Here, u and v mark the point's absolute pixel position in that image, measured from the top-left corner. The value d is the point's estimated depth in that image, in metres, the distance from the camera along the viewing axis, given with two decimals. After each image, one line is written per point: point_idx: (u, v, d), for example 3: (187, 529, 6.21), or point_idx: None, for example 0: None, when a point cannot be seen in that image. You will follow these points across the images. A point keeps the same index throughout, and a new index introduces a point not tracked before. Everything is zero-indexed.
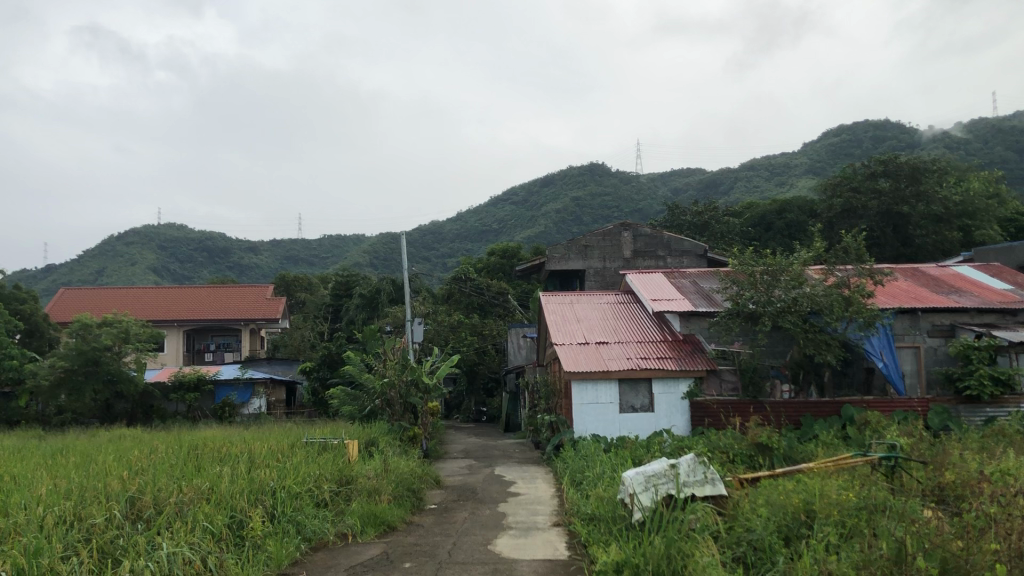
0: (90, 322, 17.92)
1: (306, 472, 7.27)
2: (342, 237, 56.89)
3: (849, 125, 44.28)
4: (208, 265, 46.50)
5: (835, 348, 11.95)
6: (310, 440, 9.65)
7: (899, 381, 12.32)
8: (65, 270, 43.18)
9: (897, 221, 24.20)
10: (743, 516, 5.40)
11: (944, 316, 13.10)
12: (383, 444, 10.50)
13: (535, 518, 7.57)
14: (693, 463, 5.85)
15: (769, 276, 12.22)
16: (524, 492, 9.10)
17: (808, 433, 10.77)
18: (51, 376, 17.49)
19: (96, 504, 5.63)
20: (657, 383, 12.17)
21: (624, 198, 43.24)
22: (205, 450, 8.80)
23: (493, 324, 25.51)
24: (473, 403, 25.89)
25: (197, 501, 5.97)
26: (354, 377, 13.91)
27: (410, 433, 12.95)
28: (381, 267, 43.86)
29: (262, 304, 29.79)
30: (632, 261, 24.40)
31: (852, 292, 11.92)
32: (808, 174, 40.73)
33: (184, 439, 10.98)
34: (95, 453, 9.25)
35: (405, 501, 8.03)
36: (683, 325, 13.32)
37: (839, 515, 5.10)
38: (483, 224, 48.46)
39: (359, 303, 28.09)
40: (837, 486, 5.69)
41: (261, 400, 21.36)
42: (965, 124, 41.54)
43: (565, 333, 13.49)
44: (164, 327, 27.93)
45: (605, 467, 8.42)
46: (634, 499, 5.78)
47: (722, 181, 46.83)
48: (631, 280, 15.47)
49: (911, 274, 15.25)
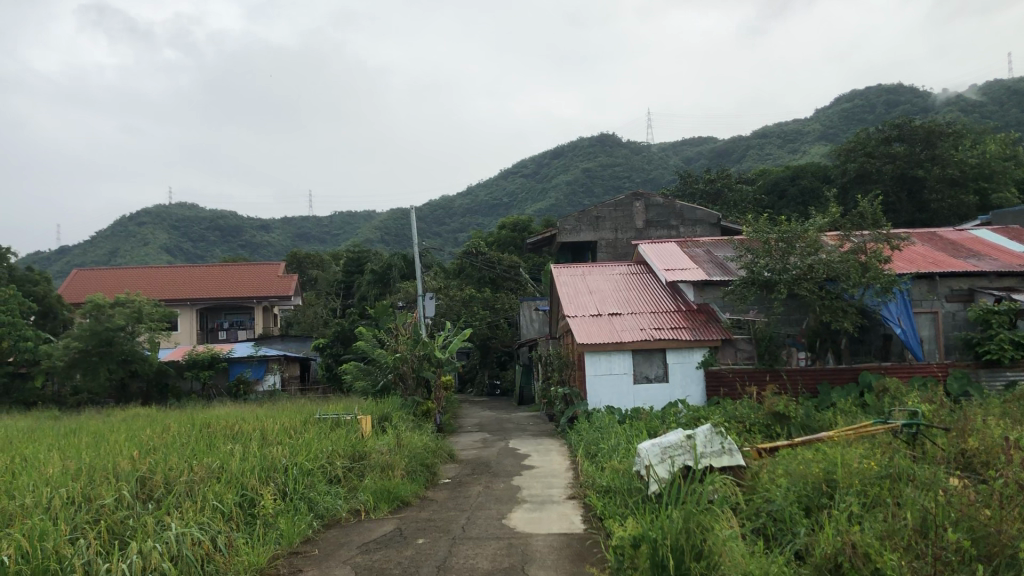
0: (103, 303, 17.90)
1: (318, 449, 7.19)
2: (353, 214, 56.77)
3: (861, 90, 43.71)
4: (221, 244, 46.51)
5: (852, 315, 11.78)
6: (323, 416, 9.59)
7: (917, 346, 12.15)
8: (78, 252, 43.29)
9: (912, 186, 23.88)
10: (762, 486, 5.29)
11: (963, 280, 12.89)
12: (396, 419, 10.41)
13: (550, 491, 7.49)
14: (710, 434, 5.70)
15: (784, 243, 12.03)
16: (539, 465, 9.01)
17: (825, 401, 10.63)
18: (66, 356, 17.51)
19: (105, 483, 5.57)
20: (672, 354, 12.05)
21: (635, 169, 42.91)
22: (217, 428, 8.73)
23: (505, 297, 25.36)
24: (487, 376, 25.95)
25: (207, 480, 5.89)
26: (367, 352, 13.84)
27: (423, 407, 12.90)
28: (393, 243, 43.78)
29: (275, 282, 29.75)
30: (644, 231, 24.20)
31: (869, 258, 11.72)
32: (820, 141, 40.27)
33: (197, 418, 10.91)
34: (108, 433, 9.23)
35: (418, 476, 7.96)
36: (697, 294, 13.16)
37: (861, 484, 4.97)
38: (494, 197, 48.21)
39: (371, 279, 28.01)
40: (858, 454, 5.57)
41: (275, 377, 21.22)
42: (980, 86, 40.92)
43: (578, 305, 13.37)
44: (177, 306, 27.96)
45: (620, 439, 8.30)
46: (650, 471, 5.67)
47: (733, 150, 46.39)
48: (644, 250, 15.31)
49: (928, 239, 15.01)
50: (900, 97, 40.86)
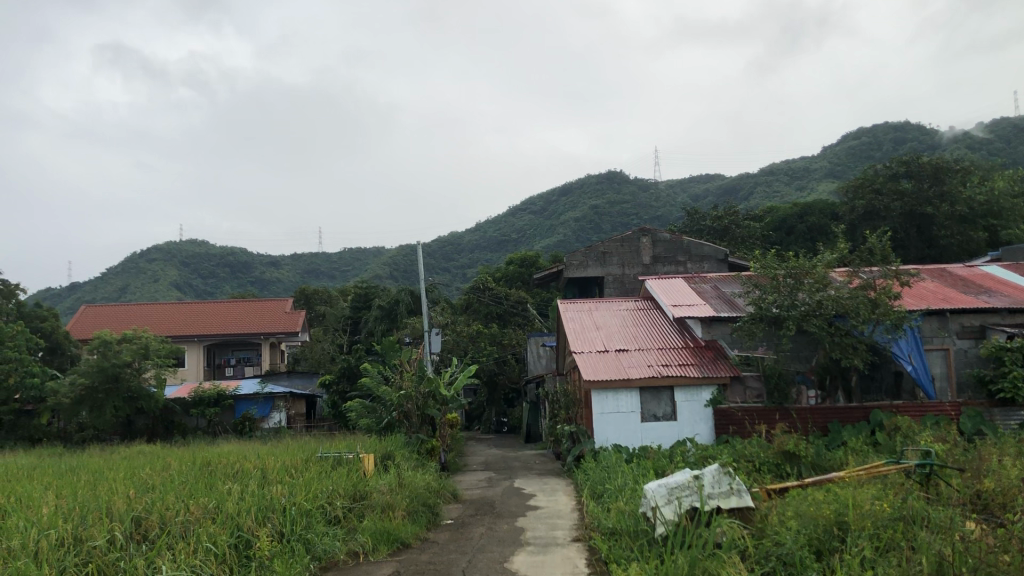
0: (110, 339, 17.83)
1: (318, 488, 7.07)
2: (362, 251, 56.87)
3: (869, 128, 43.77)
4: (230, 280, 46.63)
5: (862, 352, 11.62)
6: (325, 454, 9.45)
7: (929, 384, 11.95)
8: (88, 288, 43.38)
9: (921, 222, 23.78)
10: (771, 529, 5.14)
11: (975, 316, 12.73)
12: (399, 457, 10.27)
13: (555, 532, 7.33)
14: (717, 474, 5.57)
15: (793, 278, 11.93)
16: (544, 505, 8.85)
17: (836, 440, 10.42)
18: (71, 393, 17.41)
19: (98, 523, 5.47)
20: (679, 391, 11.90)
21: (643, 205, 42.96)
22: (219, 467, 8.60)
23: (512, 333, 25.23)
24: (494, 413, 25.67)
25: (202, 521, 5.77)
26: (372, 389, 13.71)
27: (428, 445, 12.73)
28: (401, 279, 43.77)
29: (282, 318, 29.71)
30: (651, 267, 24.11)
31: (879, 293, 11.60)
32: (828, 178, 40.27)
33: (200, 455, 10.79)
34: (108, 471, 9.10)
35: (420, 516, 7.80)
36: (705, 330, 13.03)
37: (873, 527, 4.82)
38: (502, 234, 48.27)
39: (378, 315, 27.92)
40: (870, 495, 5.42)
41: (281, 414, 21.04)
42: (986, 124, 40.96)
43: (585, 341, 13.25)
44: (185, 342, 27.91)
45: (626, 478, 8.14)
46: (656, 513, 5.56)
47: (741, 187, 46.41)
48: (651, 286, 15.20)
49: (938, 275, 14.87)
50: (907, 134, 40.88)
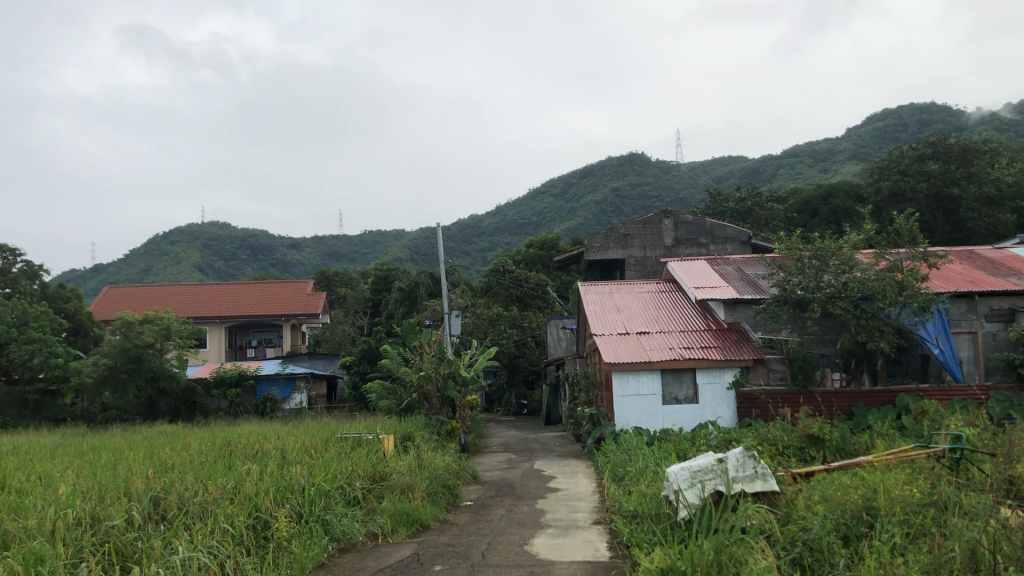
0: (132, 320, 17.89)
1: (337, 469, 7.02)
2: (383, 234, 56.89)
3: (893, 109, 43.14)
4: (252, 263, 46.79)
5: (888, 335, 11.42)
6: (344, 435, 9.40)
7: (956, 367, 11.73)
8: (111, 270, 43.68)
9: (947, 204, 23.41)
10: (797, 514, 5.03)
11: (1004, 299, 12.49)
12: (419, 439, 10.21)
13: (575, 515, 7.24)
14: (742, 457, 5.45)
15: (818, 260, 11.78)
16: (564, 488, 8.77)
17: (861, 424, 10.26)
18: (95, 373, 17.51)
19: (116, 503, 5.45)
20: (702, 373, 11.76)
21: (664, 188, 42.63)
22: (239, 447, 8.58)
23: (532, 316, 25.14)
24: (514, 395, 25.61)
25: (220, 502, 5.74)
26: (391, 370, 13.67)
27: (448, 426, 12.67)
28: (421, 261, 43.75)
29: (302, 300, 29.75)
30: (673, 249, 23.92)
31: (906, 276, 11.40)
32: (852, 160, 39.74)
33: (220, 436, 10.79)
34: (128, 451, 9.11)
35: (439, 498, 7.74)
36: (727, 312, 12.87)
37: (904, 513, 4.69)
38: (522, 217, 48.08)
39: (399, 297, 27.91)
40: (899, 480, 5.30)
41: (302, 395, 21.06)
42: (1014, 105, 40.27)
43: (606, 323, 13.14)
44: (206, 323, 28.03)
45: (647, 461, 8.04)
46: (679, 496, 5.44)
47: (764, 169, 45.95)
48: (673, 268, 15.05)
49: (966, 257, 14.61)
50: (933, 115, 40.24)
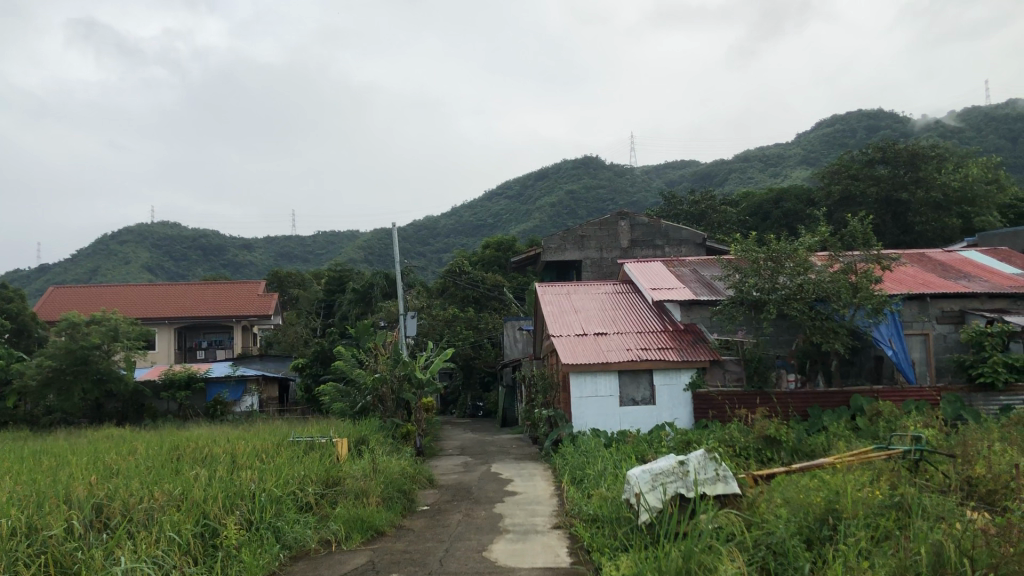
0: (78, 320, 17.39)
1: (290, 474, 6.82)
2: (337, 234, 56.35)
3: (842, 115, 43.84)
4: (203, 264, 45.97)
5: (843, 336, 11.49)
6: (297, 439, 9.17)
7: (909, 368, 11.85)
8: (58, 270, 42.62)
9: (896, 208, 23.75)
10: (761, 516, 4.97)
11: (955, 301, 12.67)
12: (374, 442, 10.02)
13: (534, 520, 7.12)
14: (703, 459, 5.38)
15: (773, 262, 11.77)
16: (522, 491, 8.64)
17: (817, 425, 10.31)
18: (38, 375, 16.98)
19: (55, 511, 5.21)
20: (659, 375, 11.74)
21: (619, 191, 42.81)
22: (187, 452, 8.32)
23: (488, 318, 25.01)
24: (469, 397, 25.41)
25: (166, 510, 5.51)
26: (346, 372, 13.44)
27: (403, 429, 12.48)
28: (376, 263, 43.37)
29: (254, 301, 29.27)
30: (629, 251, 23.96)
31: (860, 278, 11.49)
32: (802, 165, 40.27)
33: (168, 439, 10.47)
34: (72, 456, 8.78)
35: (395, 503, 7.57)
36: (684, 314, 12.86)
37: (866, 516, 4.67)
38: (478, 218, 47.92)
39: (353, 298, 27.60)
40: (860, 482, 5.28)
41: (253, 398, 20.65)
42: (958, 112, 41.19)
43: (563, 324, 13.06)
44: (155, 324, 27.44)
45: (606, 463, 7.95)
46: (640, 499, 5.35)
47: (716, 173, 46.38)
48: (630, 269, 15.02)
49: (917, 260, 14.81)
50: (880, 121, 40.96)
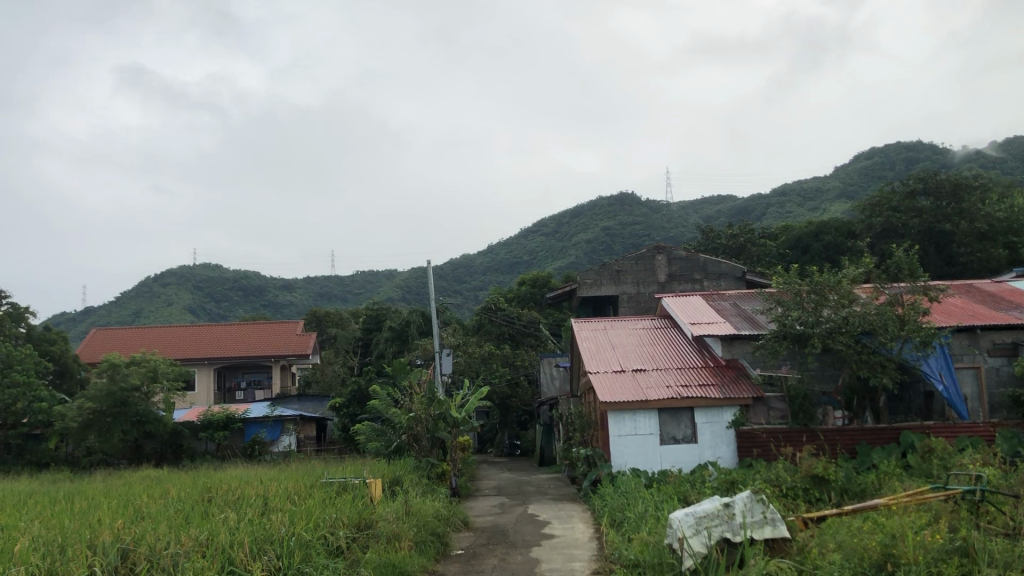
0: (118, 361, 17.46)
1: (319, 517, 6.63)
2: (375, 274, 56.65)
3: (880, 148, 43.31)
4: (243, 304, 46.43)
5: (891, 370, 11.09)
6: (330, 479, 8.99)
7: (961, 404, 11.36)
8: (102, 312, 43.24)
9: (940, 240, 23.21)
10: (814, 563, 4.70)
11: (1007, 333, 12.22)
12: (408, 482, 9.81)
13: (572, 565, 6.86)
14: (750, 501, 5.11)
15: (817, 294, 11.47)
16: (560, 534, 8.38)
17: (866, 463, 9.93)
18: (79, 417, 17.07)
19: (78, 557, 5.09)
20: (700, 413, 11.43)
21: (655, 227, 42.52)
22: (218, 494, 8.18)
23: (525, 354, 24.81)
24: (507, 436, 25.16)
25: (192, 555, 5.36)
26: (380, 411, 13.29)
27: (438, 470, 12.27)
28: (413, 301, 43.45)
29: (292, 340, 29.32)
30: (667, 285, 23.67)
31: (906, 309, 11.13)
32: (841, 199, 39.74)
33: (201, 481, 10.37)
34: (104, 497, 8.67)
35: (428, 548, 7.34)
36: (725, 349, 12.53)
37: (926, 562, 4.37)
38: (514, 256, 47.87)
39: (389, 336, 27.54)
40: (917, 526, 4.99)
41: (291, 438, 20.52)
42: (1000, 142, 40.43)
43: (600, 360, 12.79)
44: (194, 365, 27.58)
45: (647, 505, 7.66)
46: (683, 544, 5.07)
47: (753, 208, 45.91)
48: (667, 304, 14.76)
49: (965, 291, 14.36)
50: (919, 153, 40.29)
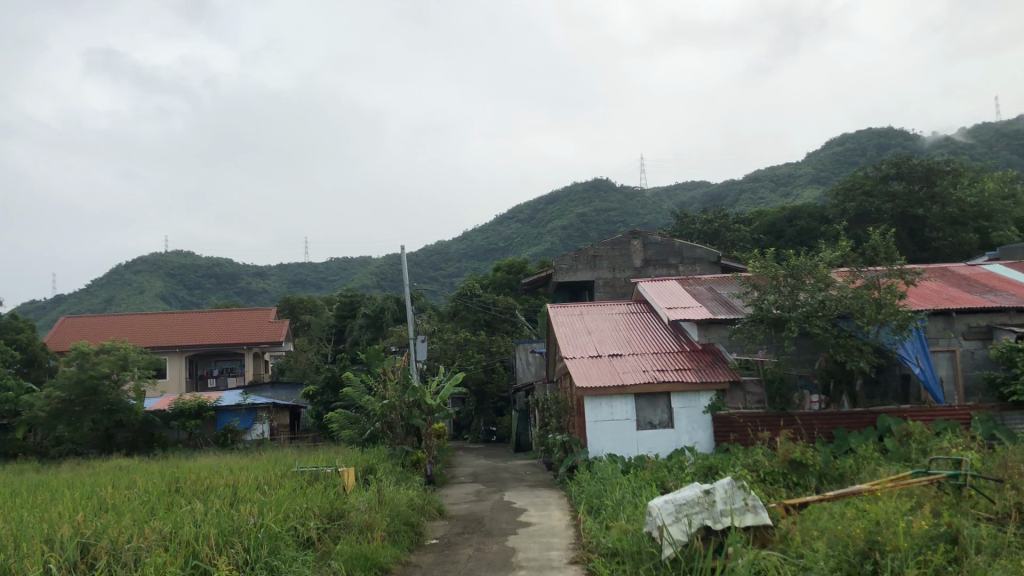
0: (87, 349, 17.08)
1: (290, 507, 6.44)
2: (350, 261, 56.18)
3: (852, 134, 43.46)
4: (216, 291, 45.89)
5: (868, 354, 11.03)
6: (303, 468, 8.79)
7: (937, 387, 11.33)
8: (72, 300, 42.54)
9: (913, 224, 23.26)
10: (798, 552, 4.58)
11: (981, 316, 12.21)
12: (381, 471, 9.62)
13: (549, 553, 6.72)
14: (730, 488, 4.98)
15: (793, 278, 11.40)
16: (537, 522, 8.25)
17: (843, 446, 9.87)
18: (47, 407, 16.68)
19: (34, 554, 4.87)
20: (677, 398, 11.34)
21: (630, 213, 42.43)
22: (185, 484, 7.94)
23: (500, 340, 24.66)
24: (482, 423, 24.98)
25: (155, 549, 5.17)
26: (354, 399, 13.09)
27: (413, 457, 12.11)
28: (387, 288, 43.08)
29: (265, 327, 28.94)
30: (643, 270, 23.59)
31: (883, 293, 11.06)
32: (813, 185, 39.85)
33: (170, 471, 10.13)
34: (72, 489, 8.39)
35: (401, 538, 7.19)
36: (701, 334, 12.44)
37: (913, 549, 4.26)
38: (489, 242, 47.63)
39: (363, 323, 27.28)
40: (900, 510, 4.88)
41: (264, 426, 20.27)
42: (970, 129, 40.66)
43: (576, 345, 12.66)
44: (166, 353, 27.17)
45: (624, 492, 7.53)
46: (663, 532, 4.93)
47: (727, 194, 45.92)
48: (643, 288, 14.63)
49: (940, 275, 14.37)
50: (891, 139, 40.44)
